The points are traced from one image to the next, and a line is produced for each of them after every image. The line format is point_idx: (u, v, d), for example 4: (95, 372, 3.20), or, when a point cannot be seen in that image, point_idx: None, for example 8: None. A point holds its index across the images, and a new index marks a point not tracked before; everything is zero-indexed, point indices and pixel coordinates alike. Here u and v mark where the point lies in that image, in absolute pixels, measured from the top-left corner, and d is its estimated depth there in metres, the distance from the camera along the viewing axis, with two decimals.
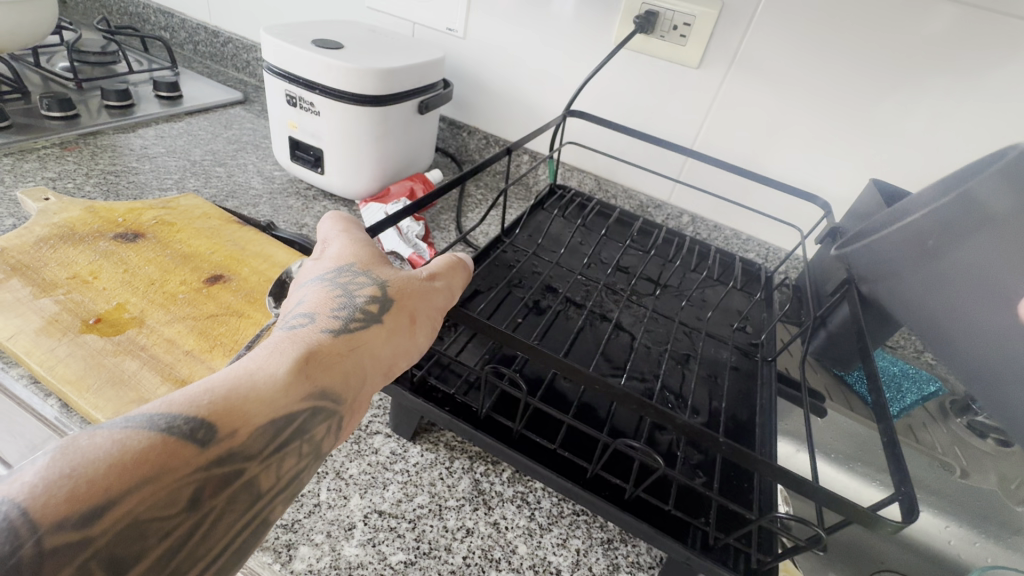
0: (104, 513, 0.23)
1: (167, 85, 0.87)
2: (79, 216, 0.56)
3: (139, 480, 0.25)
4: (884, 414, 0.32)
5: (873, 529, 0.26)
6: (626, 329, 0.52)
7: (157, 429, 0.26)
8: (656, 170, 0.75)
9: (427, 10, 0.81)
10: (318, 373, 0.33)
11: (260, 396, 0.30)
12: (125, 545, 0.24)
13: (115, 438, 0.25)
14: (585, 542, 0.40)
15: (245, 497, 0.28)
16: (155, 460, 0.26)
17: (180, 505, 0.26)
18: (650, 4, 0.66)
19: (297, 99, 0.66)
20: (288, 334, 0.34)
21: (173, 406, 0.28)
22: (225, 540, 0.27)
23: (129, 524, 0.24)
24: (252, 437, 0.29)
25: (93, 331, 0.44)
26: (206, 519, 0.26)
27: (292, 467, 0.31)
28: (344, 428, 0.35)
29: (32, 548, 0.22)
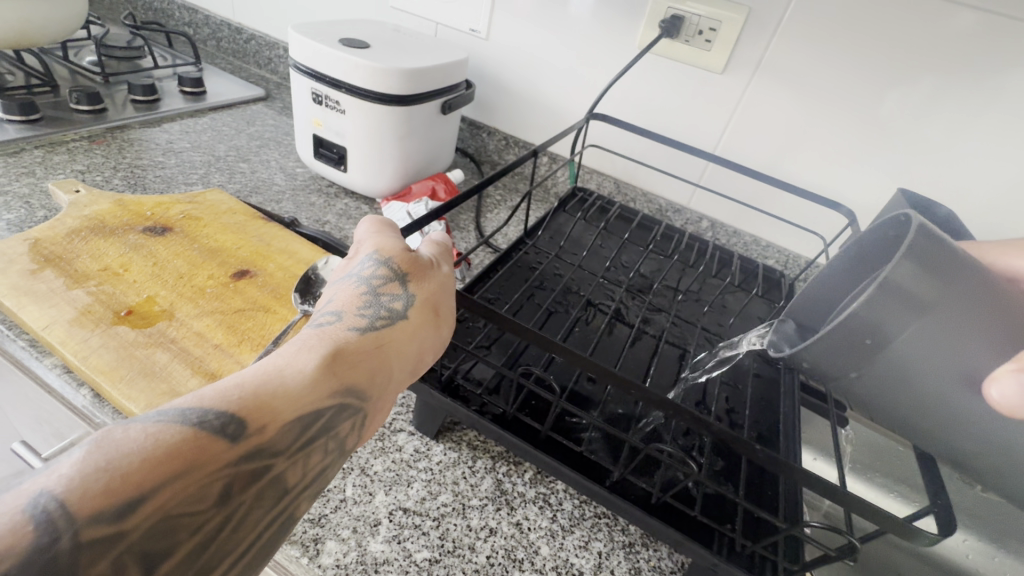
0: (139, 506, 0.23)
1: (192, 80, 0.88)
2: (109, 208, 0.57)
3: (172, 475, 0.24)
4: None
5: (910, 540, 0.26)
6: (648, 334, 0.52)
7: (190, 424, 0.26)
8: (677, 174, 0.75)
9: (451, 11, 0.81)
10: (344, 370, 0.33)
11: (288, 392, 0.30)
12: (157, 538, 0.23)
13: (148, 433, 0.25)
14: (607, 545, 0.40)
15: (271, 492, 0.28)
16: (186, 455, 0.25)
17: (210, 498, 0.25)
18: (675, 8, 0.66)
19: (322, 97, 0.66)
20: (316, 331, 0.34)
21: (204, 401, 0.27)
22: (253, 536, 0.27)
23: (160, 519, 0.23)
24: (280, 433, 0.29)
25: (125, 322, 0.44)
26: (235, 514, 0.26)
27: (317, 464, 0.30)
28: (369, 426, 0.34)
29: (68, 542, 0.21)
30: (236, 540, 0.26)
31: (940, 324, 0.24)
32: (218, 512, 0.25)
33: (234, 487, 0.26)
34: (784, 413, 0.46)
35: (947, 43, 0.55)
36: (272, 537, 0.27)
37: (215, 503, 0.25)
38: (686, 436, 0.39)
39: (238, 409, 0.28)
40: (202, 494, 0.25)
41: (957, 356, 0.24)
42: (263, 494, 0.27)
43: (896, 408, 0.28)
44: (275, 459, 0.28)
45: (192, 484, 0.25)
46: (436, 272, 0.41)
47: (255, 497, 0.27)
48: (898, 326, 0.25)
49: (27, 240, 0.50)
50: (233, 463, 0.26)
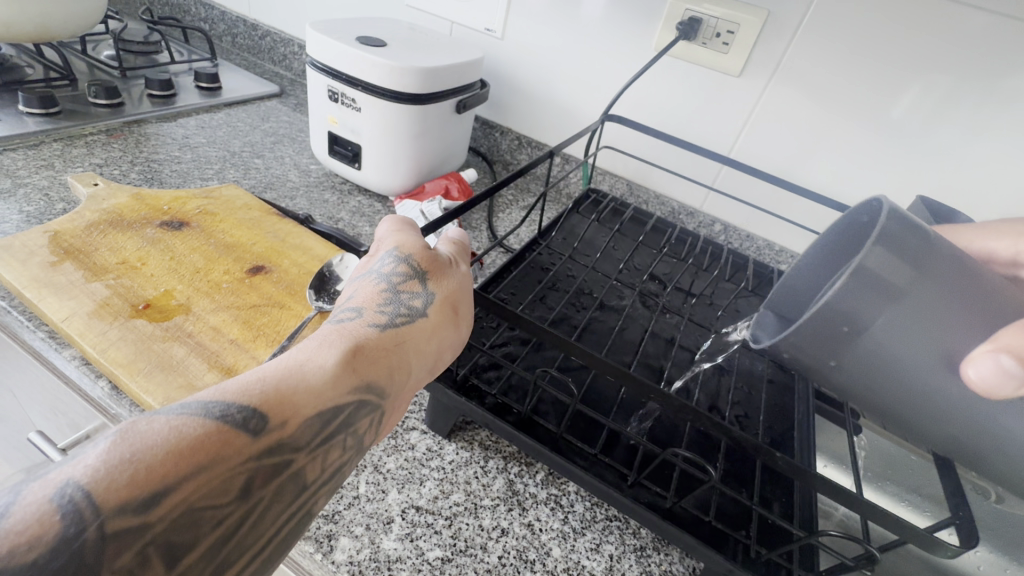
0: (162, 499, 0.23)
1: (208, 76, 0.89)
2: (127, 203, 0.57)
3: (195, 467, 0.24)
4: None
5: (931, 552, 0.26)
6: (662, 338, 0.52)
7: (212, 417, 0.26)
8: (691, 177, 0.74)
9: (467, 10, 0.81)
10: (364, 366, 0.33)
11: (309, 387, 0.30)
12: (181, 531, 0.23)
13: (172, 425, 0.25)
14: (618, 548, 0.40)
15: (291, 488, 0.28)
16: (209, 447, 0.25)
17: (232, 492, 0.25)
18: (693, 10, 0.66)
19: (338, 95, 0.67)
20: (336, 327, 0.34)
21: (226, 395, 0.27)
22: (275, 530, 0.27)
23: (183, 513, 0.23)
24: (301, 428, 0.29)
25: (143, 316, 0.45)
26: (257, 509, 0.26)
27: (336, 459, 0.30)
28: (386, 423, 0.34)
29: (95, 532, 0.21)
30: (258, 534, 0.26)
31: (914, 313, 0.26)
32: (241, 506, 0.25)
33: (257, 481, 0.26)
34: (799, 420, 0.46)
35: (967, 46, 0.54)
36: (292, 532, 0.28)
37: (238, 496, 0.25)
38: (700, 441, 0.39)
39: (260, 402, 0.28)
40: (224, 487, 0.25)
41: (936, 341, 0.26)
42: (284, 489, 0.27)
43: (887, 398, 0.29)
44: (296, 452, 0.28)
45: (215, 476, 0.25)
46: (454, 271, 0.41)
47: (276, 491, 0.27)
48: (873, 314, 0.27)
49: (47, 232, 0.50)
50: (254, 456, 0.26)
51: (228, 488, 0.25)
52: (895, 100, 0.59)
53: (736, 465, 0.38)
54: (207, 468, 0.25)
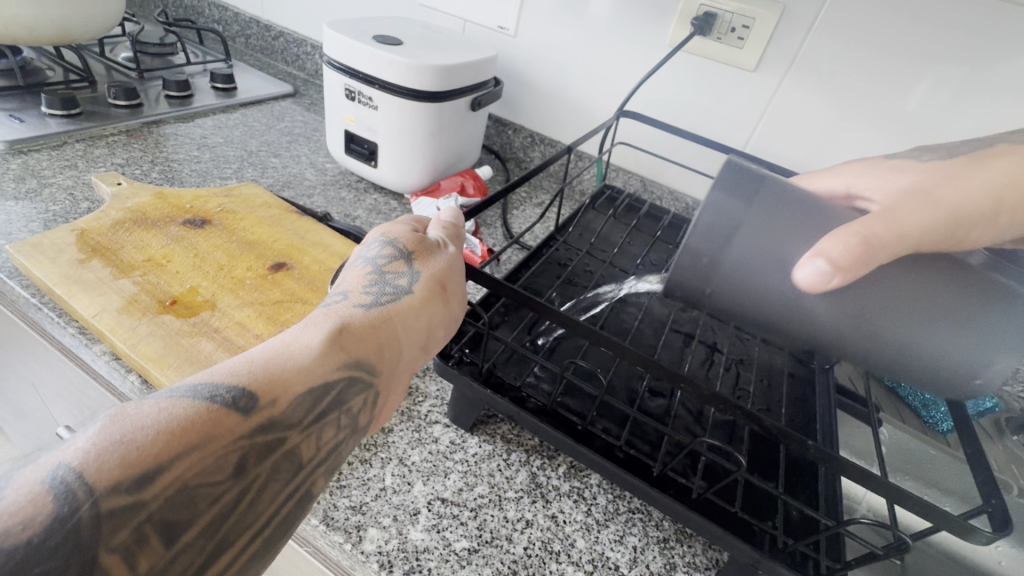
0: (157, 476, 0.25)
1: (224, 77, 0.90)
2: (150, 201, 0.58)
3: (188, 445, 0.26)
4: (965, 426, 0.32)
5: (964, 538, 0.26)
6: (682, 332, 0.52)
7: (201, 399, 0.28)
8: (705, 173, 0.74)
9: (480, 9, 0.82)
10: (350, 344, 0.34)
11: (297, 366, 0.32)
12: (178, 508, 0.25)
13: (162, 407, 0.27)
14: (642, 540, 0.40)
15: (288, 465, 0.29)
16: (201, 426, 0.27)
17: (228, 468, 0.27)
18: (708, 6, 0.64)
19: (355, 94, 0.67)
20: (323, 311, 0.36)
21: (214, 378, 0.29)
22: (273, 506, 0.28)
23: (179, 490, 0.25)
24: (292, 406, 0.30)
25: (170, 312, 0.46)
26: (254, 486, 0.28)
27: (330, 439, 0.32)
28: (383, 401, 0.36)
29: (90, 511, 0.23)
30: (257, 510, 0.27)
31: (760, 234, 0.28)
32: (237, 486, 0.27)
33: (250, 461, 0.28)
34: (821, 412, 0.46)
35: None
36: (291, 508, 0.29)
37: (233, 473, 0.27)
38: (723, 432, 0.39)
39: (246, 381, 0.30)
40: (219, 464, 0.27)
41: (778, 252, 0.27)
42: (280, 466, 0.29)
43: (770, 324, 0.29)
44: (291, 431, 0.30)
45: (208, 455, 0.26)
46: (443, 251, 0.42)
47: (275, 470, 0.29)
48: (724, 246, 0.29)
49: (75, 230, 0.51)
50: (244, 433, 0.28)
51: (225, 465, 0.27)
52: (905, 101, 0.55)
53: (760, 456, 0.38)
54: (199, 446, 0.26)
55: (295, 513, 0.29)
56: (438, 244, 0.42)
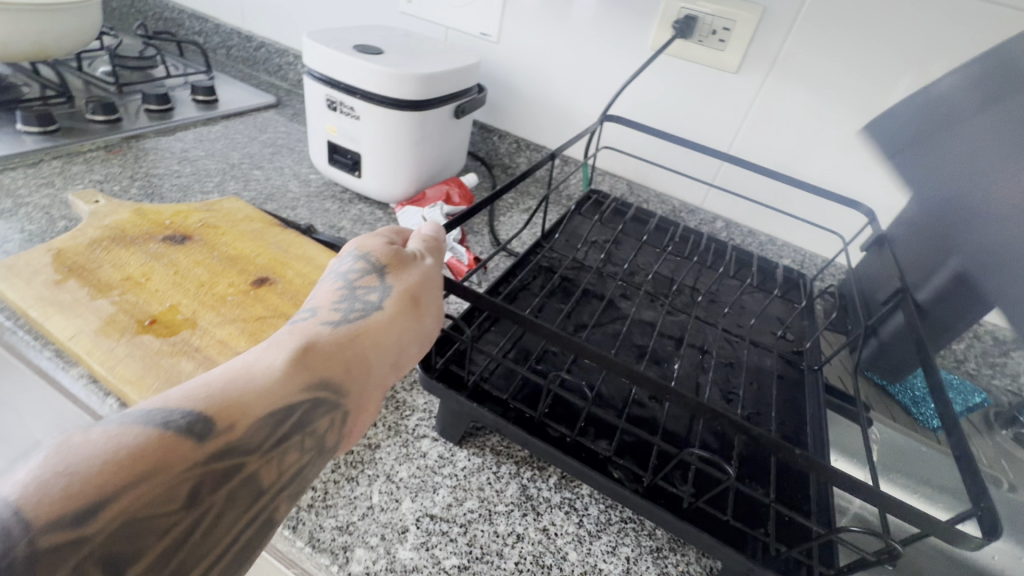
0: (100, 509, 0.23)
1: (205, 89, 0.89)
2: (128, 218, 0.57)
3: (137, 474, 0.25)
4: (954, 426, 0.32)
5: (955, 544, 0.25)
6: (670, 336, 0.52)
7: (154, 425, 0.27)
8: (690, 175, 0.74)
9: (462, 15, 0.81)
10: (315, 364, 0.34)
11: (258, 387, 0.31)
12: (125, 541, 0.24)
13: (112, 435, 0.26)
14: (634, 550, 0.40)
15: (246, 493, 0.28)
16: (153, 453, 0.26)
17: (180, 497, 0.26)
18: (688, 8, 0.66)
19: (337, 104, 0.67)
20: (288, 330, 0.36)
21: (169, 403, 0.28)
22: (230, 536, 0.27)
23: (124, 522, 0.24)
24: (251, 430, 0.29)
25: (150, 332, 0.45)
26: (210, 515, 0.26)
27: (293, 462, 0.30)
28: (352, 422, 0.34)
29: (26, 548, 0.22)
30: (212, 541, 0.26)
31: None
32: (189, 516, 0.26)
33: (205, 489, 0.27)
34: (811, 414, 0.46)
35: (967, 28, 0.54)
36: (249, 538, 0.28)
37: (186, 501, 0.26)
38: (713, 440, 0.39)
39: (204, 405, 0.29)
40: (169, 493, 0.25)
41: None
42: (238, 493, 0.28)
43: None
44: (250, 456, 0.29)
45: (158, 484, 0.25)
46: (420, 263, 0.41)
47: (232, 497, 0.28)
48: None
49: (50, 250, 0.50)
50: (199, 459, 0.27)
51: (176, 494, 0.26)
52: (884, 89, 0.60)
53: (750, 462, 0.38)
54: (149, 474, 0.25)
55: (253, 543, 0.28)
56: (413, 258, 0.42)
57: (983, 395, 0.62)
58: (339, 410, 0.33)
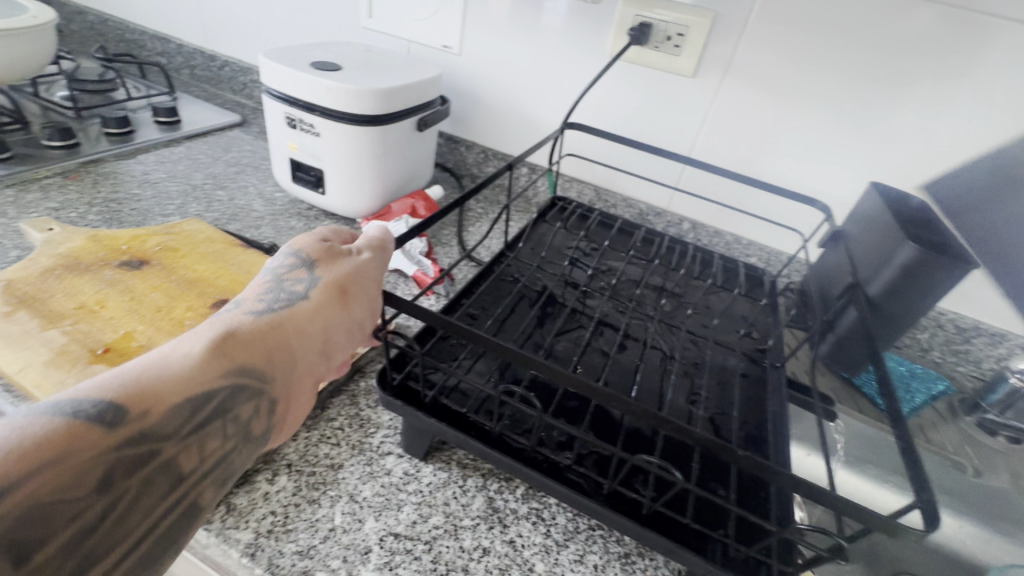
0: (0, 496, 0.22)
1: (167, 110, 0.88)
2: (84, 245, 0.56)
3: (44, 458, 0.24)
4: (900, 419, 0.32)
5: (897, 538, 0.26)
6: (635, 340, 0.52)
7: (59, 414, 0.26)
8: (655, 179, 0.75)
9: (423, 29, 0.82)
10: (237, 351, 0.34)
11: (175, 374, 0.31)
12: (30, 526, 0.23)
13: (12, 425, 0.25)
14: (602, 557, 0.39)
15: (164, 479, 0.28)
16: (60, 439, 0.25)
17: (90, 481, 0.25)
18: (643, 16, 0.67)
19: (297, 121, 0.66)
20: (210, 320, 0.35)
21: (77, 391, 0.27)
22: (145, 519, 0.27)
23: (29, 509, 0.23)
24: (168, 415, 0.29)
25: (102, 361, 0.44)
26: (123, 501, 0.26)
27: (215, 449, 0.31)
28: (277, 410, 0.35)
29: None
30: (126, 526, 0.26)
31: None
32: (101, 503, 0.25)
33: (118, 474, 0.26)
34: (774, 410, 0.47)
35: (909, 29, 0.56)
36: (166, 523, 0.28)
37: (97, 486, 0.25)
38: (673, 443, 0.39)
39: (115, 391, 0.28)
40: (79, 476, 0.25)
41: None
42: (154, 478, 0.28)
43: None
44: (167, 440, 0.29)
45: (65, 468, 0.25)
46: (352, 257, 0.42)
47: (149, 484, 0.27)
48: None
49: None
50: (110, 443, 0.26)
51: (87, 478, 0.25)
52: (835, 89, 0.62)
53: (711, 464, 0.38)
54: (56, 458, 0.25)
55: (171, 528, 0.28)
56: (344, 251, 0.42)
57: (945, 382, 0.61)
58: (263, 395, 0.34)
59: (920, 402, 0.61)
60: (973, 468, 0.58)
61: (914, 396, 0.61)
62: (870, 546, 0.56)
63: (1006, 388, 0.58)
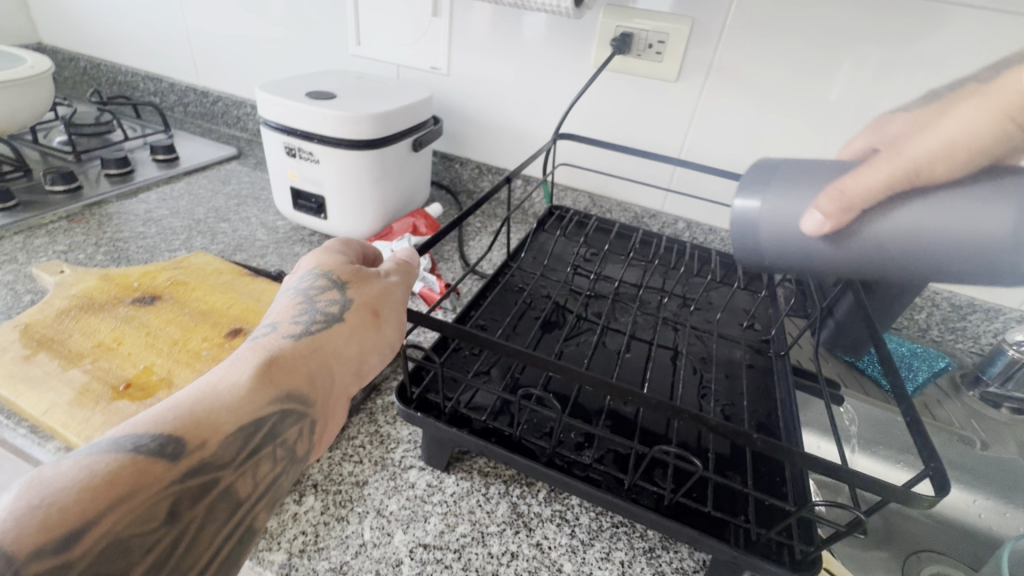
0: (82, 534, 0.24)
1: (164, 148, 0.90)
2: (96, 285, 0.57)
3: (112, 499, 0.26)
4: (903, 395, 0.34)
5: (909, 506, 0.27)
6: (642, 339, 0.54)
7: (124, 451, 0.28)
8: (647, 182, 0.77)
9: (411, 52, 0.84)
10: (281, 376, 0.35)
11: (225, 404, 0.32)
12: (108, 561, 0.25)
13: (83, 465, 0.27)
14: (628, 553, 0.40)
15: (223, 506, 0.30)
16: (129, 476, 0.27)
17: (155, 516, 0.27)
18: (624, 26, 0.69)
19: (296, 150, 0.68)
20: (251, 346, 0.36)
21: (137, 429, 0.29)
22: (210, 547, 0.29)
23: (109, 544, 0.25)
24: (223, 445, 0.30)
25: (125, 396, 0.45)
26: (187, 531, 0.28)
27: (267, 472, 0.32)
28: (323, 430, 0.36)
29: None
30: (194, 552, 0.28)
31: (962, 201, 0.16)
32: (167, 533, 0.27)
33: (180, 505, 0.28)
34: (780, 397, 0.48)
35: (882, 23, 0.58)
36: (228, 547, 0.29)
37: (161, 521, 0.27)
38: (689, 435, 0.40)
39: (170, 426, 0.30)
40: (145, 511, 0.27)
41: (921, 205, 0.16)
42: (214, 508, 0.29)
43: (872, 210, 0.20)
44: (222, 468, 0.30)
45: (132, 505, 0.27)
46: (381, 279, 0.43)
47: (208, 516, 0.29)
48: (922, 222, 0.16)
49: (17, 326, 0.50)
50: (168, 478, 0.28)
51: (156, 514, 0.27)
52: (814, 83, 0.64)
53: (727, 453, 0.40)
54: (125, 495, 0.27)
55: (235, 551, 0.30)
56: (373, 272, 0.43)
57: (947, 359, 0.63)
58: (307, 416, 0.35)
59: (923, 380, 0.62)
60: (980, 441, 0.59)
61: (916, 375, 0.62)
62: (886, 524, 0.57)
63: (1004, 359, 0.60)
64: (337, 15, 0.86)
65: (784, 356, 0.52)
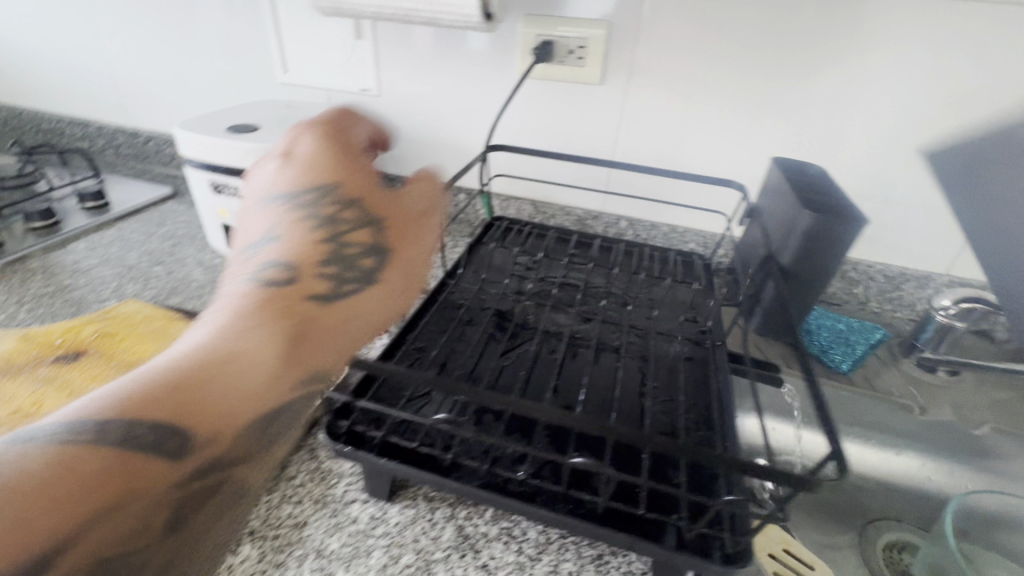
0: (62, 555, 0.24)
1: (93, 195, 0.87)
2: (15, 346, 0.54)
3: (94, 507, 0.26)
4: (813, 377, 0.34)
5: (813, 490, 0.28)
6: (582, 344, 0.54)
7: (118, 446, 0.27)
8: (585, 185, 0.78)
9: (339, 77, 0.83)
10: (255, 364, 0.32)
11: (241, 392, 0.32)
12: None
13: (46, 468, 0.26)
14: (576, 563, 0.40)
15: (220, 501, 0.31)
16: (97, 479, 0.26)
17: (142, 516, 0.27)
18: (544, 34, 0.70)
19: (222, 187, 0.66)
20: (252, 307, 0.35)
21: (135, 418, 0.28)
22: (207, 520, 0.30)
23: (103, 558, 0.25)
24: (234, 442, 0.31)
25: None
26: (180, 519, 0.29)
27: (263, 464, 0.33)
28: (320, 401, 0.36)
29: None
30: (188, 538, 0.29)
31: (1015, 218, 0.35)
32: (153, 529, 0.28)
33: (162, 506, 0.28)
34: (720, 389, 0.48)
35: (784, 14, 0.60)
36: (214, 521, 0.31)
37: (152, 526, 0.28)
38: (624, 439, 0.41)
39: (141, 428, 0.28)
40: (132, 513, 0.27)
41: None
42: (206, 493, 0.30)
43: None
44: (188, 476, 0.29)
45: (116, 510, 0.26)
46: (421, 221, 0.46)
47: (202, 498, 0.30)
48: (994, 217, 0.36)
49: None
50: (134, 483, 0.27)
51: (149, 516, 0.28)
52: (730, 77, 0.66)
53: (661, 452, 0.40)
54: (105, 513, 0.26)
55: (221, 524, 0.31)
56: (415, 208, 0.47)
57: (882, 329, 0.64)
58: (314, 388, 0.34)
59: (862, 353, 0.63)
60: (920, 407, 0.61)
61: (856, 349, 0.63)
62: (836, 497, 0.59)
63: (934, 324, 0.61)
64: (261, 45, 0.84)
65: (721, 349, 0.53)
